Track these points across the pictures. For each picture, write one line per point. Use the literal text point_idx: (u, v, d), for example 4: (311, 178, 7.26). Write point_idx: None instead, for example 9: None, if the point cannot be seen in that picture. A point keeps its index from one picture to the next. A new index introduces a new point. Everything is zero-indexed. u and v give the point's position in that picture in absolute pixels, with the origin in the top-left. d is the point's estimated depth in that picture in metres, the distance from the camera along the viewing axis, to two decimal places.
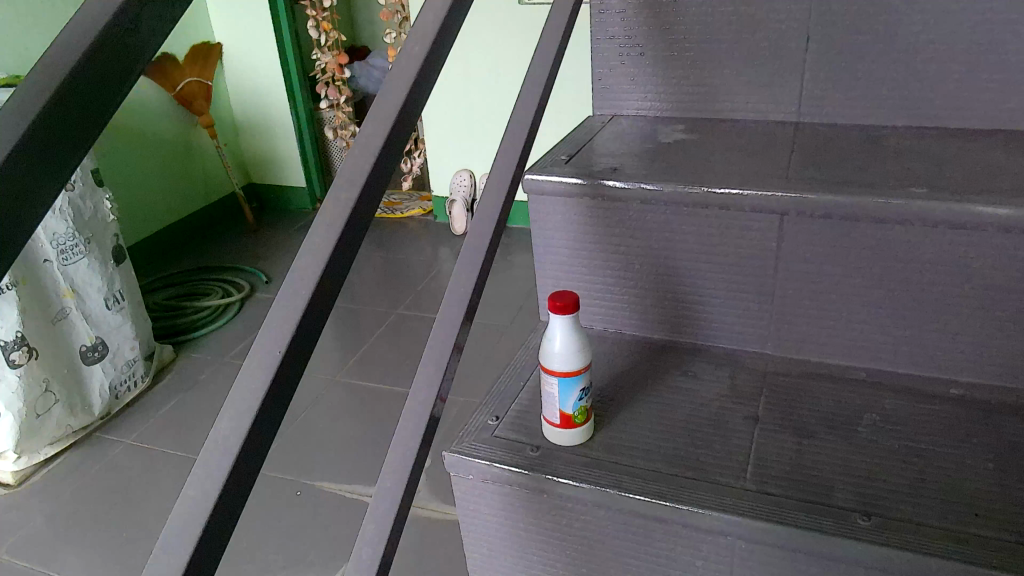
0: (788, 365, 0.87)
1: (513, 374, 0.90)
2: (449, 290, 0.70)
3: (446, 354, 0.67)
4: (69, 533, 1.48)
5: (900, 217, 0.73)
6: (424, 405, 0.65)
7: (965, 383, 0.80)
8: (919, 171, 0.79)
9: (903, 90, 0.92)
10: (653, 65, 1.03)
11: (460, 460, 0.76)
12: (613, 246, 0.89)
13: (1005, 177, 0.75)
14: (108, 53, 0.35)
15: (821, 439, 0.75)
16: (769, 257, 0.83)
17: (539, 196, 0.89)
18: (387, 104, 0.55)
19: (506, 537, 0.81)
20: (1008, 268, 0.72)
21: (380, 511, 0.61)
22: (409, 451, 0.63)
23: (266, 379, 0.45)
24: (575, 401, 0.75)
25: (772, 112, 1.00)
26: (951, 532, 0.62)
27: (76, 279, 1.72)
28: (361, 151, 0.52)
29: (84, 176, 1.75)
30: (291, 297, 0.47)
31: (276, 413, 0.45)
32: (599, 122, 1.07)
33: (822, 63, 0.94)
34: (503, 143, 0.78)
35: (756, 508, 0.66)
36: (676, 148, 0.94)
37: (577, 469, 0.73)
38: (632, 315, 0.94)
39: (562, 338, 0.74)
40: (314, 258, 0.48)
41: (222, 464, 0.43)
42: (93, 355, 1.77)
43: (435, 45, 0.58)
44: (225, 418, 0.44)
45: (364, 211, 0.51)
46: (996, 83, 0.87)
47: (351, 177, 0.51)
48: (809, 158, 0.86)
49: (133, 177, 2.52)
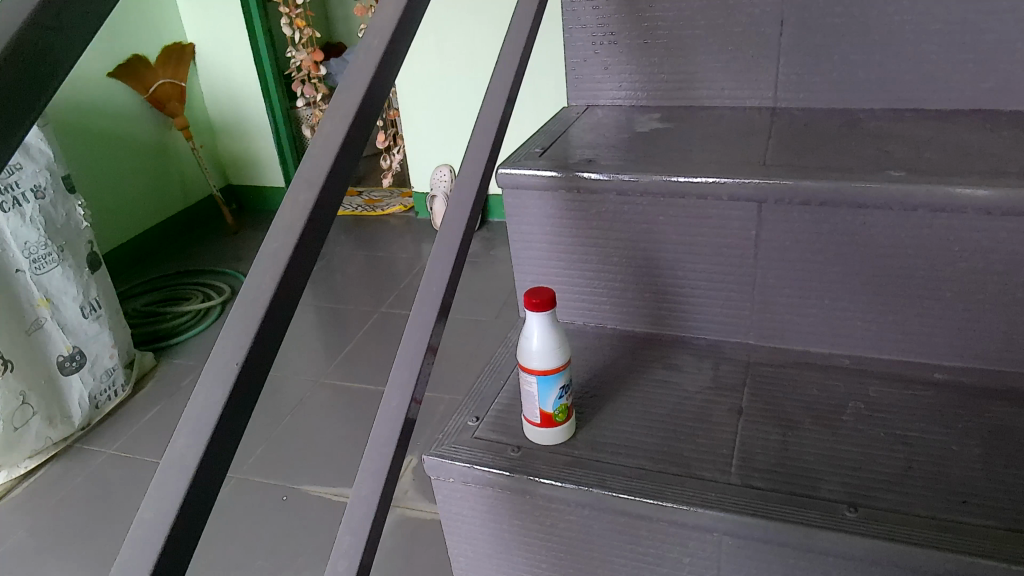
0: (771, 355, 0.86)
1: (493, 374, 0.89)
2: (422, 291, 0.68)
3: (420, 356, 0.65)
4: (50, 548, 1.45)
5: (878, 202, 0.72)
6: (399, 410, 0.63)
7: (951, 367, 0.79)
8: (897, 154, 0.78)
9: (878, 71, 0.91)
10: (628, 53, 1.02)
11: (439, 463, 0.75)
12: (589, 239, 0.88)
13: (983, 158, 0.74)
14: (27, 54, 0.33)
15: (806, 429, 0.74)
16: (748, 246, 0.81)
17: (514, 190, 0.88)
18: (346, 101, 0.53)
19: (490, 538, 0.80)
20: (992, 249, 0.71)
21: (355, 521, 0.59)
22: (384, 458, 0.61)
23: (223, 393, 0.43)
24: (555, 399, 0.74)
25: (748, 99, 0.99)
26: (939, 519, 0.61)
27: (51, 288, 1.69)
28: (321, 151, 0.50)
29: (55, 183, 1.71)
30: (249, 306, 0.45)
31: (236, 427, 0.44)
32: (574, 113, 1.05)
33: (797, 48, 0.93)
34: (474, 137, 0.76)
35: (741, 502, 0.65)
36: (653, 137, 0.92)
37: (560, 469, 0.72)
38: (612, 309, 0.92)
39: (540, 335, 0.73)
40: (272, 264, 0.46)
41: (180, 485, 0.41)
42: (70, 365, 1.74)
43: (395, 38, 0.56)
44: (183, 434, 0.42)
45: (325, 214, 0.49)
46: (972, 62, 0.86)
47: (310, 178, 0.49)
48: (787, 144, 0.84)
49: (107, 181, 2.47)
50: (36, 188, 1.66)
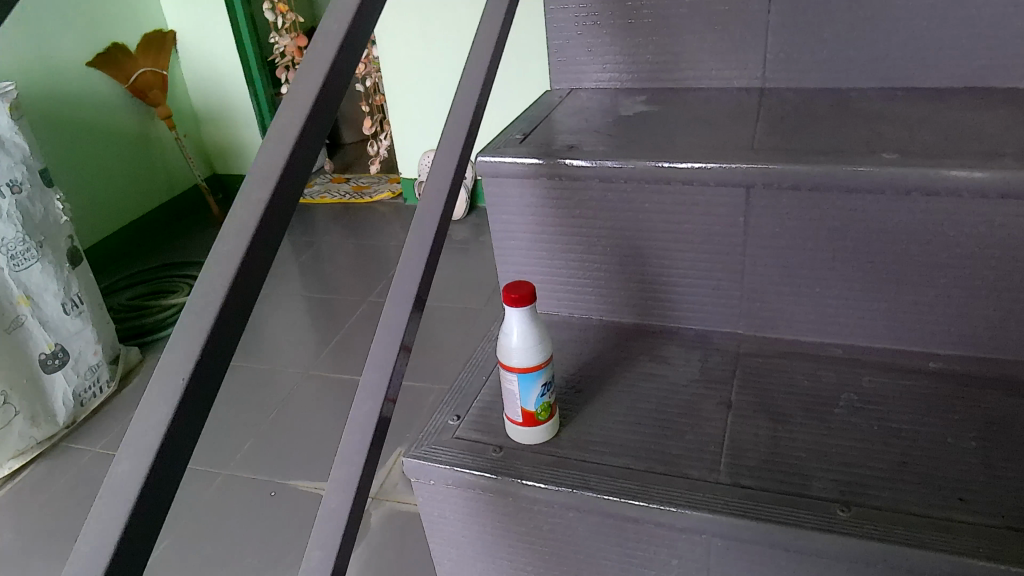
0: (761, 345, 0.83)
1: (475, 370, 0.86)
2: (395, 287, 0.65)
3: (393, 355, 0.62)
4: (36, 548, 1.43)
5: (870, 185, 0.69)
6: (371, 415, 0.60)
7: (946, 355, 0.77)
8: (891, 135, 0.75)
9: (870, 49, 0.88)
10: (612, 34, 0.98)
11: (419, 465, 0.72)
12: (573, 227, 0.85)
13: (980, 138, 0.71)
14: None
15: (797, 423, 0.72)
16: (737, 233, 0.78)
17: (496, 178, 0.85)
18: (303, 90, 0.49)
19: (473, 541, 0.77)
20: (988, 233, 0.68)
21: (324, 536, 0.56)
22: (354, 468, 0.58)
23: (168, 412, 0.40)
24: (537, 397, 0.71)
25: (735, 79, 0.96)
26: (935, 518, 0.59)
27: (31, 285, 1.65)
28: (275, 145, 0.47)
29: (33, 177, 1.67)
30: (196, 317, 0.42)
31: (182, 446, 0.41)
32: (558, 97, 1.02)
33: (785, 25, 0.90)
34: (449, 124, 0.72)
35: (730, 503, 0.63)
36: (640, 121, 0.89)
37: (543, 470, 0.69)
38: (597, 299, 0.90)
39: (520, 330, 0.70)
40: (222, 269, 0.43)
41: (119, 515, 0.38)
42: (53, 363, 1.71)
43: (356, 20, 0.53)
44: (122, 461, 0.39)
45: (280, 214, 0.46)
46: (966, 38, 0.83)
47: (263, 175, 0.46)
48: (776, 126, 0.81)
49: (89, 173, 2.42)
50: (12, 183, 1.63)
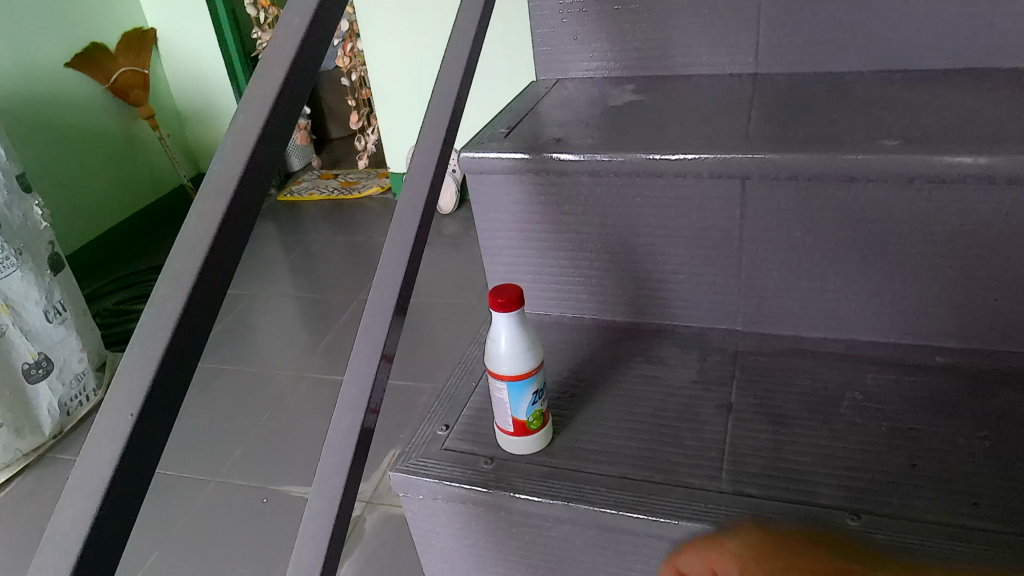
0: (761, 342, 0.80)
1: (464, 375, 0.83)
2: (374, 295, 0.62)
3: (374, 367, 0.59)
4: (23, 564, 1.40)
5: (872, 174, 0.66)
6: (350, 432, 0.57)
7: (953, 349, 0.74)
8: (892, 120, 0.71)
9: (867, 31, 0.84)
10: (598, 21, 0.94)
11: (407, 479, 0.69)
12: (563, 225, 0.81)
13: (985, 121, 0.68)
14: None
15: (800, 425, 0.69)
16: (734, 226, 0.75)
17: (480, 175, 0.81)
18: (262, 89, 0.46)
19: (466, 556, 0.74)
20: (996, 221, 0.65)
21: (304, 565, 0.53)
22: (334, 490, 0.55)
23: (116, 451, 0.37)
24: (529, 406, 0.68)
25: (726, 65, 0.92)
26: (947, 526, 0.56)
27: (11, 294, 1.61)
28: (233, 150, 0.44)
29: (11, 183, 1.61)
30: (145, 345, 0.39)
31: (134, 486, 0.38)
32: (543, 88, 0.99)
33: (777, 7, 0.86)
34: (427, 121, 0.69)
35: (732, 514, 0.60)
36: (629, 112, 0.85)
37: (536, 482, 0.66)
38: (589, 299, 0.87)
39: (508, 336, 0.66)
40: (175, 290, 0.40)
41: (65, 566, 0.35)
42: (37, 372, 1.66)
43: (320, 12, 0.49)
44: (67, 506, 0.36)
45: (239, 227, 0.43)
46: (966, 17, 0.80)
47: (220, 184, 0.43)
48: (770, 114, 0.78)
49: (70, 176, 2.37)
50: None
